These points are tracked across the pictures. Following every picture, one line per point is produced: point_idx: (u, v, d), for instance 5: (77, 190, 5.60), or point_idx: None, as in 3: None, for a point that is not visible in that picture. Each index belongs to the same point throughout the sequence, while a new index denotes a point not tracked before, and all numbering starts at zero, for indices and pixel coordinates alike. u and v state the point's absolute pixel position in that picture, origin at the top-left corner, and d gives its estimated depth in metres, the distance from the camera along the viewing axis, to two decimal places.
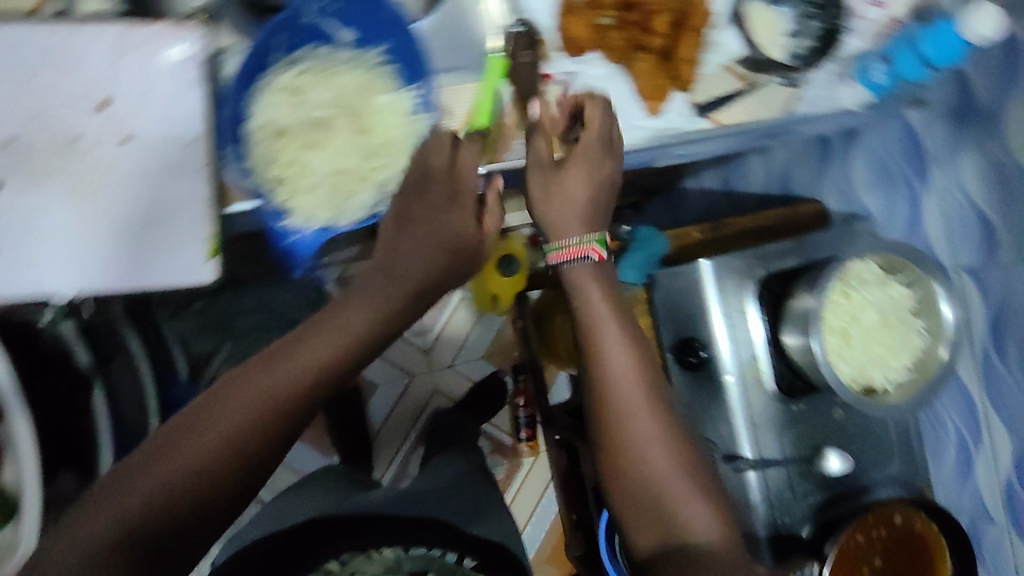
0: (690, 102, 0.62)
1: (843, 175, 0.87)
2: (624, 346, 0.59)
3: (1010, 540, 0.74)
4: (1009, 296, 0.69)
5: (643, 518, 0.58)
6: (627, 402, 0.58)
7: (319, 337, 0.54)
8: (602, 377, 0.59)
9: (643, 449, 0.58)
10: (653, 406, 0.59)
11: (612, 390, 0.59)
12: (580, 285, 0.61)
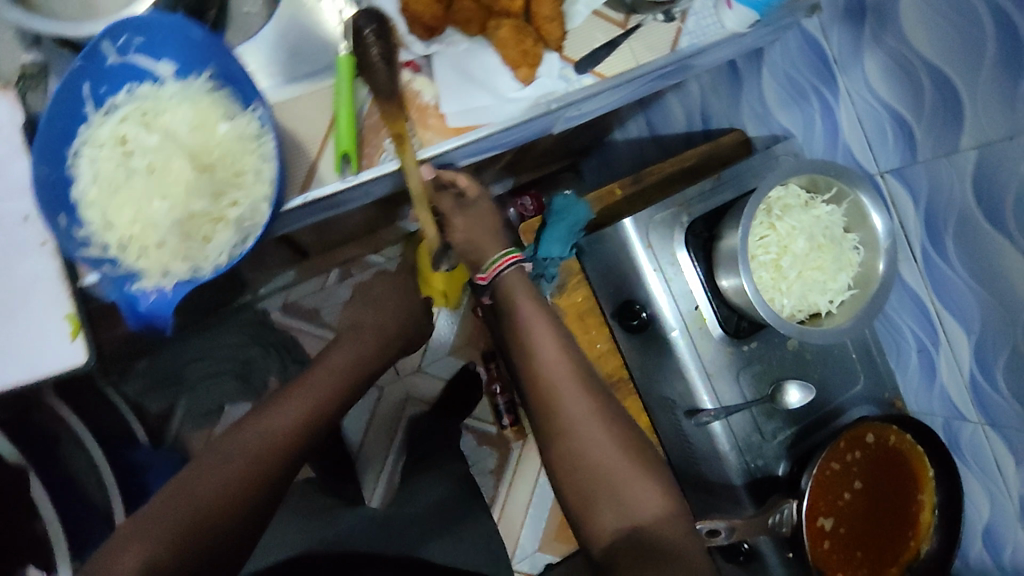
0: (565, 60, 0.59)
1: (755, 98, 0.83)
2: (561, 345, 0.60)
3: (980, 432, 0.73)
4: (936, 190, 0.67)
5: (596, 504, 0.56)
6: (561, 392, 0.58)
7: (300, 397, 0.61)
8: (538, 374, 0.59)
9: (585, 437, 0.57)
10: (588, 395, 0.58)
11: (551, 383, 0.58)
12: (509, 291, 0.62)
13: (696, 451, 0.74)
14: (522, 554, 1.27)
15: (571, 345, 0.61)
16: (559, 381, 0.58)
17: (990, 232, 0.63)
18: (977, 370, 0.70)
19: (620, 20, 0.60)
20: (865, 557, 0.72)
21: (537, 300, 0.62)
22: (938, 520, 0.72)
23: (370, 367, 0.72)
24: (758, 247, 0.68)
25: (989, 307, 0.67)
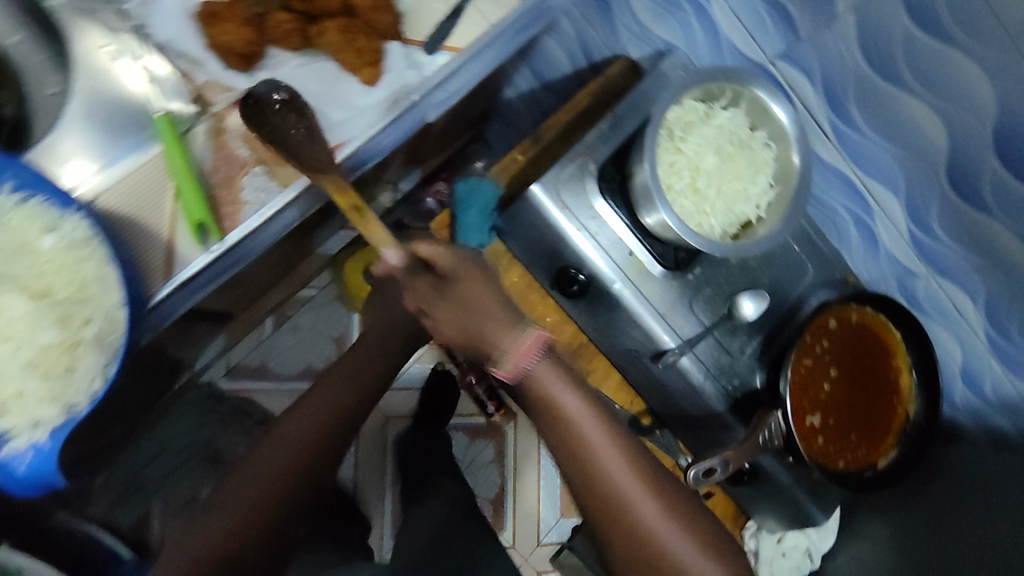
0: (409, 44, 0.55)
1: (628, 18, 0.79)
2: (630, 459, 0.51)
3: (932, 283, 0.74)
4: (827, 65, 0.65)
5: None
6: (629, 500, 0.50)
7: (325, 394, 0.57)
8: (599, 490, 0.50)
9: (670, 552, 0.49)
10: (655, 499, 0.50)
11: (621, 502, 0.50)
12: (547, 391, 0.51)
13: (675, 392, 0.73)
14: (548, 528, 1.27)
15: (638, 453, 0.52)
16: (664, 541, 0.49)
17: (889, 90, 0.62)
18: (914, 226, 0.70)
19: None
20: (859, 440, 0.72)
21: (567, 381, 0.52)
22: (917, 379, 0.72)
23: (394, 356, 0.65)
24: (670, 176, 0.64)
25: (909, 163, 0.66)
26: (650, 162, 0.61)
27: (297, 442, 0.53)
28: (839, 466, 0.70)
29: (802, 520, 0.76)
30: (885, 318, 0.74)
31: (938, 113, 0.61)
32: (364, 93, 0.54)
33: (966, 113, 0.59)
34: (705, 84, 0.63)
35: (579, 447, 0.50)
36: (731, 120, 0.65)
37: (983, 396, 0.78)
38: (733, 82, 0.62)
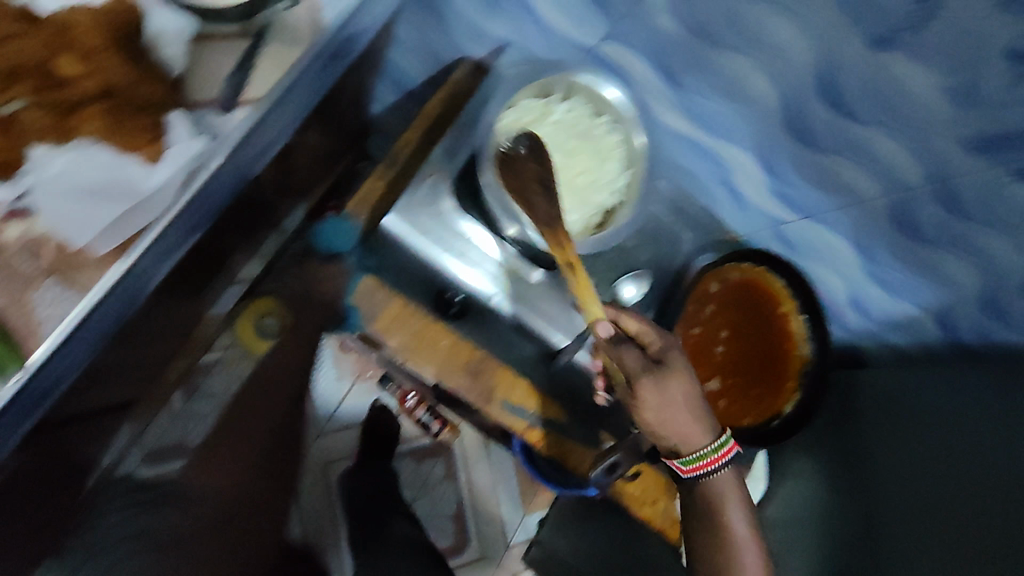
0: (190, 112, 0.49)
1: (458, 19, 0.73)
2: (748, 516, 0.61)
3: (802, 227, 0.73)
4: (650, 37, 0.61)
5: None
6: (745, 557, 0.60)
7: None
8: (728, 538, 0.60)
9: (740, 557, 0.60)
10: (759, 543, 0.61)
11: (735, 553, 0.60)
12: (723, 501, 0.60)
13: (579, 383, 0.73)
14: (513, 529, 1.27)
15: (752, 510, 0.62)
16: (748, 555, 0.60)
17: (716, 53, 0.58)
18: (772, 180, 0.69)
19: (238, 29, 0.50)
20: (761, 393, 0.74)
21: (744, 509, 0.61)
22: (808, 323, 0.73)
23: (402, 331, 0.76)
24: (519, 189, 0.61)
25: (751, 121, 0.64)
26: (486, 172, 0.59)
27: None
28: (742, 424, 0.73)
29: None
30: (768, 269, 0.75)
31: (765, 70, 0.57)
32: (147, 173, 0.47)
33: (785, 70, 0.56)
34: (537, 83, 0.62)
35: (716, 501, 0.60)
36: (572, 110, 0.64)
37: (872, 318, 0.83)
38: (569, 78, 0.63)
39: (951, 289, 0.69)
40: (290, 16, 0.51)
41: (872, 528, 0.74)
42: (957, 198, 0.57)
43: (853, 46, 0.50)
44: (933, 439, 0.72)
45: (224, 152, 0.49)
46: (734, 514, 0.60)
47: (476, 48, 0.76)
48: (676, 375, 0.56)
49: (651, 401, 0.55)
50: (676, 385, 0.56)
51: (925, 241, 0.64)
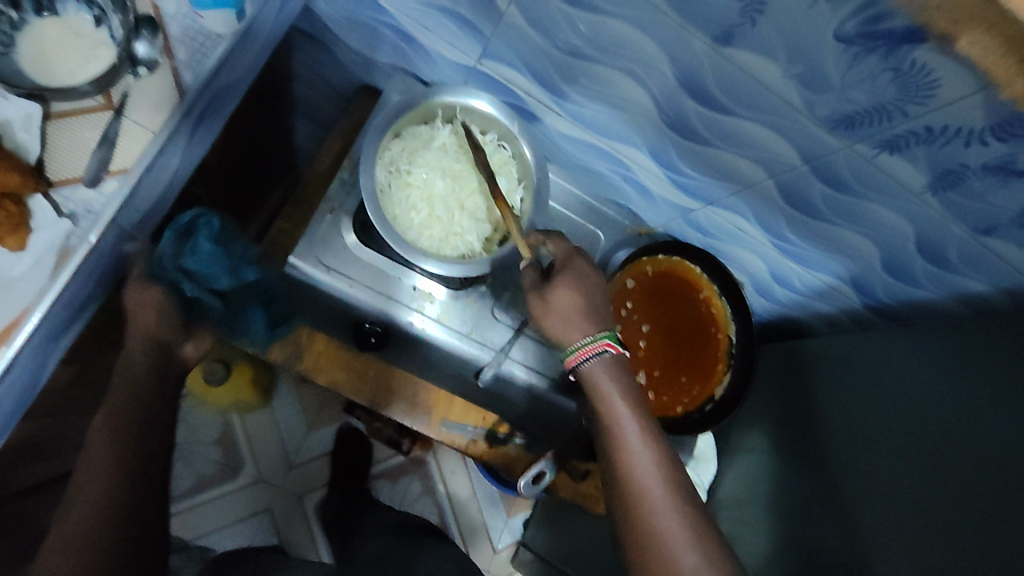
0: (56, 191, 0.50)
1: (345, 54, 0.73)
2: (650, 428, 0.57)
3: (708, 213, 0.76)
4: (521, 56, 0.62)
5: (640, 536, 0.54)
6: (654, 488, 0.54)
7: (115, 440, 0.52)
8: (628, 465, 0.56)
9: (643, 485, 0.55)
10: (667, 464, 0.56)
11: (637, 480, 0.55)
12: (611, 412, 0.57)
13: (512, 391, 0.75)
14: (499, 533, 1.27)
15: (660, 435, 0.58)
16: (657, 495, 0.54)
17: (585, 66, 0.59)
18: (668, 170, 0.71)
19: (101, 100, 0.51)
20: (690, 380, 0.75)
21: (639, 416, 0.58)
22: (728, 304, 0.74)
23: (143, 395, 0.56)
24: (413, 215, 0.65)
25: (635, 123, 0.65)
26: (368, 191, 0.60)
27: (114, 415, 0.52)
28: (677, 412, 0.75)
29: None
30: (682, 258, 0.77)
31: (631, 73, 0.58)
32: (14, 262, 0.48)
33: (652, 75, 0.57)
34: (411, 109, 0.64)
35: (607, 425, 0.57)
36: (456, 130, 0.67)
37: (796, 290, 0.85)
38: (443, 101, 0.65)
39: (854, 257, 0.72)
40: (151, 79, 0.53)
41: (841, 492, 0.73)
42: (838, 177, 0.59)
43: (699, 50, 0.51)
44: (881, 392, 0.72)
45: (98, 227, 0.49)
46: (640, 452, 0.56)
47: (370, 78, 0.77)
48: (571, 280, 0.59)
49: (605, 385, 0.58)
50: (623, 376, 0.59)
51: (821, 216, 0.67)
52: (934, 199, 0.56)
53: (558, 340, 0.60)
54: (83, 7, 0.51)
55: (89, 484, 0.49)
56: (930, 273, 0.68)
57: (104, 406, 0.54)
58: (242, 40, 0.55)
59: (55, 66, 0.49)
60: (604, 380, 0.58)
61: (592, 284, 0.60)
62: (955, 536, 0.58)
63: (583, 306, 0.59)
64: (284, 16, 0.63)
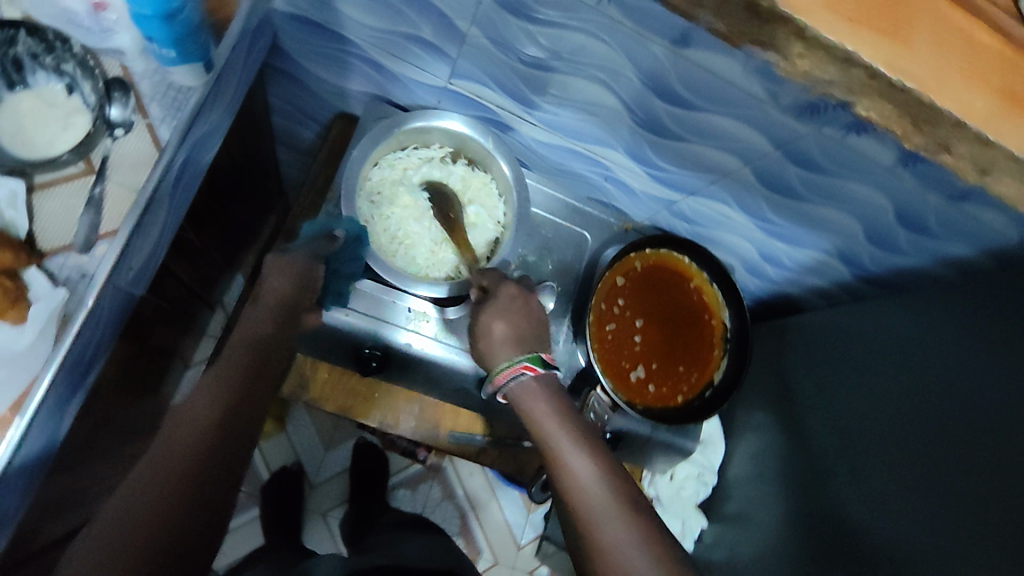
0: (52, 259, 0.51)
1: (319, 86, 0.74)
2: (597, 458, 0.53)
3: (691, 203, 0.77)
4: (487, 72, 0.63)
5: None
6: (616, 542, 0.47)
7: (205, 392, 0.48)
8: (586, 510, 0.50)
9: (596, 532, 0.48)
10: (626, 512, 0.49)
11: (587, 514, 0.50)
12: (556, 452, 0.54)
13: None
14: (523, 529, 1.29)
15: (606, 456, 0.54)
16: (595, 506, 0.50)
17: (551, 76, 0.60)
18: (647, 166, 0.72)
19: (84, 165, 0.53)
20: (688, 368, 0.77)
21: (586, 452, 0.53)
22: (719, 289, 0.76)
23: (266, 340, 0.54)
24: (400, 240, 0.70)
25: (608, 125, 0.66)
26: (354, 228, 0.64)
27: (228, 370, 0.49)
28: (678, 402, 0.76)
29: (680, 452, 0.81)
30: (671, 250, 0.77)
31: (600, 81, 0.59)
32: (18, 335, 0.49)
33: (619, 79, 0.57)
34: (384, 138, 0.68)
35: (548, 455, 0.54)
36: (429, 155, 0.72)
37: (787, 268, 0.86)
38: (410, 129, 0.69)
39: (838, 232, 0.73)
40: (130, 139, 0.54)
41: (841, 459, 0.74)
42: (810, 160, 0.60)
43: (658, 54, 0.52)
44: (880, 357, 0.73)
45: (92, 290, 0.51)
46: (574, 465, 0.52)
47: (346, 105, 0.78)
48: (495, 310, 0.62)
49: (534, 408, 0.57)
50: (550, 393, 0.58)
51: (799, 197, 0.68)
52: (906, 173, 0.57)
53: (488, 365, 0.62)
54: (55, 77, 0.52)
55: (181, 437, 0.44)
56: (913, 240, 0.70)
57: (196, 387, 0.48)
58: (215, 88, 0.57)
59: (34, 138, 0.51)
60: (534, 400, 0.58)
61: (520, 307, 0.63)
62: (957, 499, 0.59)
63: (513, 330, 0.61)
64: (254, 58, 0.64)
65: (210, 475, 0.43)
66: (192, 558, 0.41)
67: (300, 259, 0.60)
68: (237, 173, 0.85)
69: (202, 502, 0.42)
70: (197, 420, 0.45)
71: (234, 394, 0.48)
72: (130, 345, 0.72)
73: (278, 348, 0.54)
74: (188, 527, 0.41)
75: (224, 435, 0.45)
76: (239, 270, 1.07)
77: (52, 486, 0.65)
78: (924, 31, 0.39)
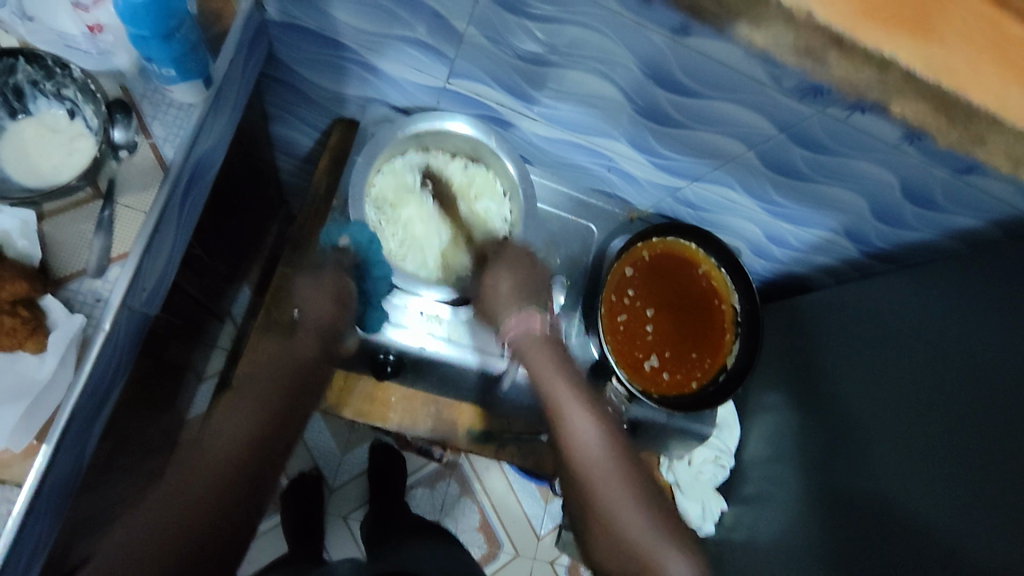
0: (67, 284, 0.51)
1: (317, 94, 0.74)
2: (599, 424, 0.63)
3: (695, 189, 0.77)
4: (486, 70, 0.62)
5: (621, 543, 0.59)
6: (615, 494, 0.60)
7: (250, 398, 0.57)
8: (585, 476, 0.61)
9: (603, 488, 0.61)
10: (631, 476, 0.62)
11: (600, 494, 0.61)
12: (559, 410, 0.64)
13: (528, 398, 0.76)
14: (541, 520, 1.31)
15: (609, 422, 0.64)
16: (608, 467, 0.62)
17: (550, 71, 0.59)
18: (650, 155, 0.72)
19: (90, 190, 0.53)
20: (701, 354, 0.77)
21: (590, 414, 0.64)
22: (728, 275, 0.77)
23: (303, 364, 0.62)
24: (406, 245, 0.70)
25: (608, 117, 0.66)
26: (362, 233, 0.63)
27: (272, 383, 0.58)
28: (693, 388, 0.75)
29: (696, 438, 0.81)
30: (677, 237, 0.78)
31: (601, 74, 0.58)
32: (39, 365, 0.48)
33: (619, 71, 0.57)
34: (386, 144, 0.67)
35: (556, 412, 0.64)
36: (430, 160, 0.72)
37: (793, 248, 0.87)
38: (411, 133, 0.69)
39: (845, 211, 0.73)
40: (135, 160, 0.54)
41: (855, 435, 0.74)
42: (814, 141, 0.60)
43: (659, 43, 0.51)
44: (892, 332, 0.74)
45: (109, 314, 0.51)
46: (579, 423, 0.63)
47: (345, 111, 0.77)
48: (504, 264, 0.68)
49: (540, 361, 0.66)
50: (554, 353, 0.66)
51: (804, 177, 0.68)
52: (912, 150, 0.57)
53: (494, 320, 0.68)
54: (55, 102, 0.52)
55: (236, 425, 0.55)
56: (920, 215, 0.70)
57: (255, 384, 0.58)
58: (215, 104, 0.57)
59: (40, 166, 0.51)
60: (535, 353, 0.66)
61: (523, 266, 0.68)
62: (972, 470, 0.59)
63: (515, 285, 0.67)
64: (251, 70, 0.64)
65: (243, 481, 0.52)
66: (226, 544, 0.51)
67: (328, 274, 0.63)
68: (239, 184, 0.85)
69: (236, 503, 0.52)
70: (237, 435, 0.54)
71: (268, 415, 0.56)
72: (144, 363, 0.72)
73: (314, 372, 0.62)
74: (216, 526, 0.50)
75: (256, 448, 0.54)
76: (246, 280, 1.07)
77: (79, 508, 0.65)
78: (952, 18, 0.41)
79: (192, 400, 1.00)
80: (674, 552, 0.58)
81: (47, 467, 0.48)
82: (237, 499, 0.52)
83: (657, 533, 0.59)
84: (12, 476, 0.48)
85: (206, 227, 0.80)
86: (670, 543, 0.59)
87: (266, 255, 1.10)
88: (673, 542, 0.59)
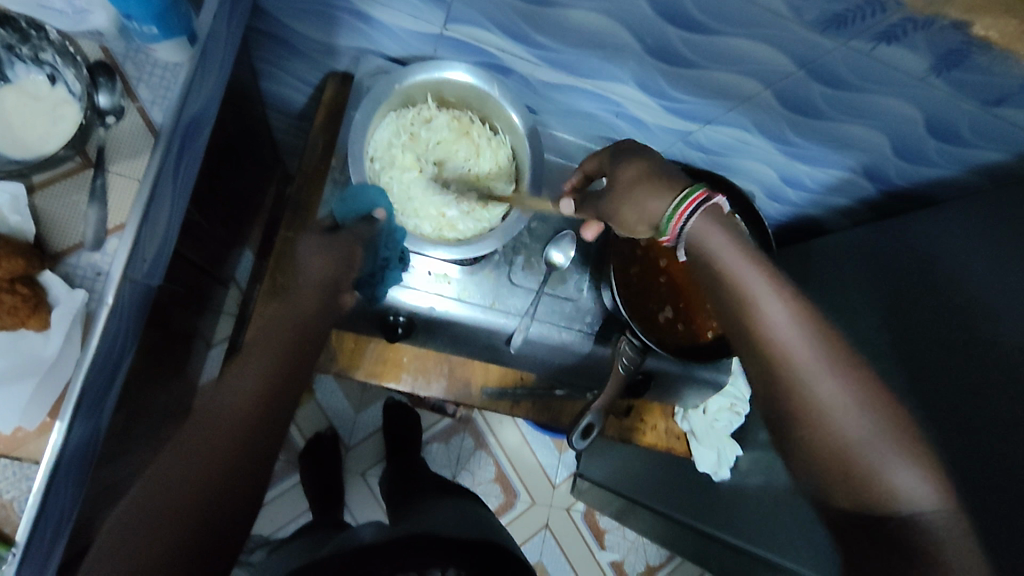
0: (69, 255, 0.50)
1: (308, 48, 0.71)
2: (795, 303, 0.45)
3: (707, 132, 0.74)
4: (485, 13, 0.59)
5: (870, 468, 0.41)
6: (824, 393, 0.43)
7: (254, 360, 0.51)
8: (807, 400, 0.43)
9: (812, 389, 0.43)
10: (836, 360, 0.44)
11: (791, 369, 0.44)
12: (746, 297, 0.46)
13: (544, 354, 0.76)
14: (555, 469, 1.33)
15: (802, 297, 0.46)
16: (804, 358, 0.44)
17: (553, 11, 0.56)
18: (660, 99, 0.68)
19: (80, 160, 0.51)
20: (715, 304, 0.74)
21: (776, 287, 0.46)
22: (742, 221, 0.74)
23: (315, 328, 0.56)
24: (410, 199, 0.69)
25: (614, 58, 0.62)
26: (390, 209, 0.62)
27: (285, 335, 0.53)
28: (709, 337, 0.72)
29: (711, 387, 0.80)
30: (689, 184, 0.75)
31: (607, 13, 0.55)
32: (44, 342, 0.47)
33: (626, 10, 0.54)
34: (381, 97, 0.64)
35: (735, 291, 0.47)
36: None
37: (808, 190, 0.84)
38: (407, 83, 0.65)
39: (864, 148, 0.70)
40: (123, 126, 0.52)
41: None
42: (836, 76, 0.57)
43: None
44: (910, 273, 0.72)
45: (111, 288, 0.50)
46: (767, 305, 0.45)
47: (339, 65, 0.74)
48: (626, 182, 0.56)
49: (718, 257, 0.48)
50: (726, 229, 0.49)
51: (822, 115, 0.64)
52: (940, 82, 0.54)
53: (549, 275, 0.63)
54: (34, 67, 0.49)
55: (245, 380, 0.49)
56: (944, 150, 0.67)
57: (263, 333, 0.53)
58: (202, 60, 0.55)
59: (25, 136, 0.48)
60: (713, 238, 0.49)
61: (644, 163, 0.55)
62: None
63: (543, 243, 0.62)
64: (236, 24, 0.60)
65: (254, 443, 0.47)
66: (243, 501, 0.46)
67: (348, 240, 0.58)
68: (233, 145, 0.82)
69: (253, 473, 0.47)
70: (245, 393, 0.48)
71: (272, 372, 0.50)
72: (150, 330, 0.71)
73: (316, 329, 0.56)
74: (230, 488, 0.45)
75: (270, 405, 0.49)
76: (247, 244, 1.05)
77: (102, 476, 0.66)
78: None
79: (203, 365, 1.00)
80: (901, 460, 0.41)
81: (61, 446, 0.48)
82: (252, 469, 0.47)
83: (885, 432, 0.42)
84: (29, 454, 0.49)
85: (202, 191, 0.78)
86: (891, 448, 0.41)
87: (266, 218, 1.08)
88: (906, 446, 0.42)
